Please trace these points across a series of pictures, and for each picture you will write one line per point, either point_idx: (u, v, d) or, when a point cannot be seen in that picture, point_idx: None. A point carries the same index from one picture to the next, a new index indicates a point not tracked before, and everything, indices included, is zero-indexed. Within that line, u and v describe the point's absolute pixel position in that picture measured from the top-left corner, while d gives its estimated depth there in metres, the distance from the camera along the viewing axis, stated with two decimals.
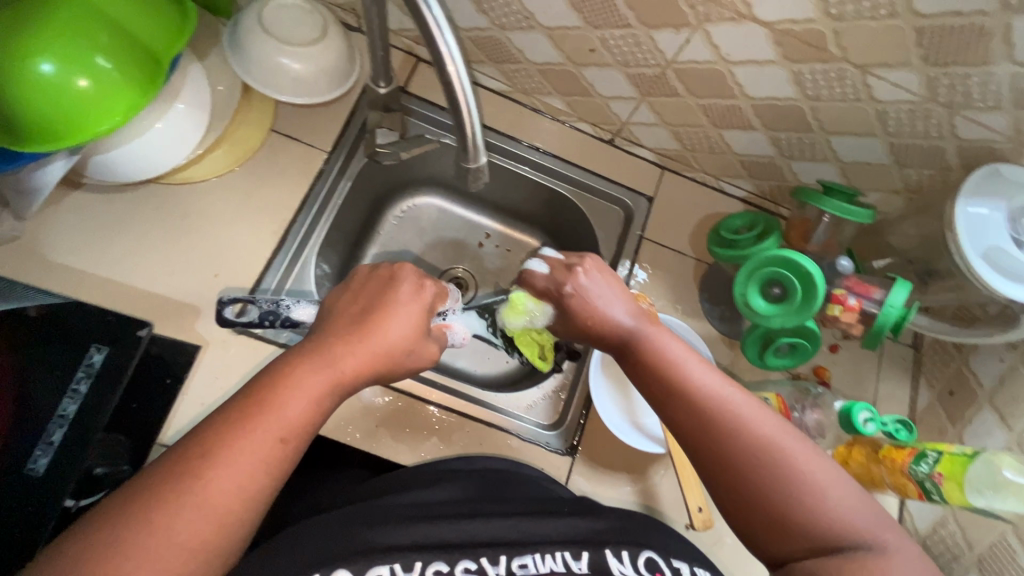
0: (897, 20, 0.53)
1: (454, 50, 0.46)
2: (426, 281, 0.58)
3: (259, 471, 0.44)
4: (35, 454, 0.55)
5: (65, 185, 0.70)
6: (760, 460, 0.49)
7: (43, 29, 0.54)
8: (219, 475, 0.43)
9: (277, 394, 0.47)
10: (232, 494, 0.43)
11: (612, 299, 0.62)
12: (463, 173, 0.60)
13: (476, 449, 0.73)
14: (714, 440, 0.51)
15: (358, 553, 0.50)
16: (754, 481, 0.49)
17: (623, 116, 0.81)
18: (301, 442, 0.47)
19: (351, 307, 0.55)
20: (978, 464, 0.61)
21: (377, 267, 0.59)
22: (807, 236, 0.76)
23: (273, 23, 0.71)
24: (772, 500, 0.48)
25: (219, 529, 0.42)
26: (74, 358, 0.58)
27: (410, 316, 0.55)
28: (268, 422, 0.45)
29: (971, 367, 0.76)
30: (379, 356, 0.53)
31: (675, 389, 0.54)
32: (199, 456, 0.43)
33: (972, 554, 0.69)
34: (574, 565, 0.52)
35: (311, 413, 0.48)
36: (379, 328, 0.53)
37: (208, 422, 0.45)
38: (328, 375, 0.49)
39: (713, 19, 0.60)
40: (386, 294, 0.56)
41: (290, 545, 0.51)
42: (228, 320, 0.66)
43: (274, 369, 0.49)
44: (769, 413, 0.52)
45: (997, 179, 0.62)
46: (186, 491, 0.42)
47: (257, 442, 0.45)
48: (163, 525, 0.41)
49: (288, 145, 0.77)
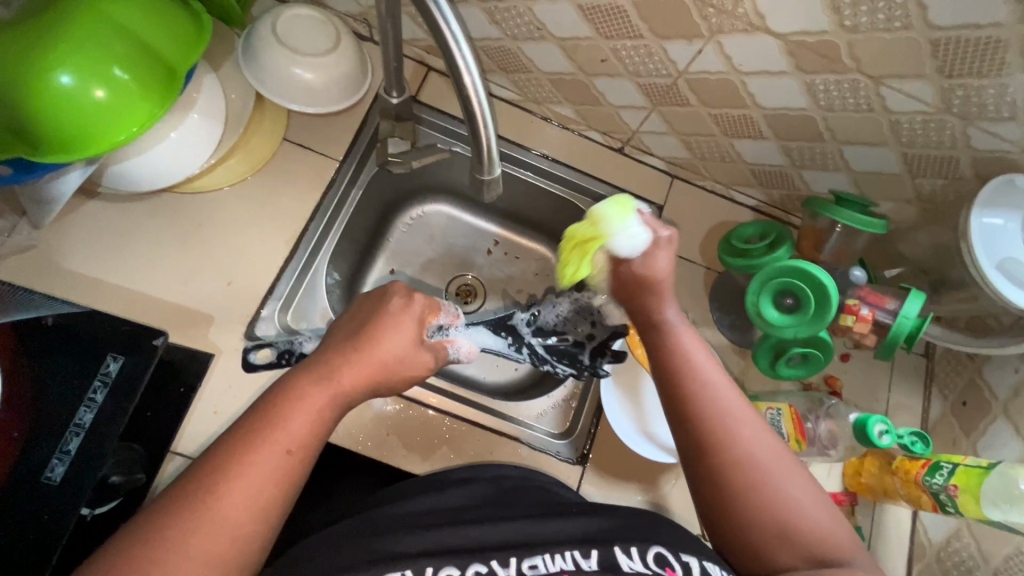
0: (911, 32, 0.53)
1: (469, 61, 0.46)
2: (415, 293, 0.58)
3: (268, 486, 0.44)
4: (52, 463, 0.55)
5: (81, 194, 0.71)
6: (747, 471, 0.50)
7: (62, 40, 0.55)
8: (229, 491, 0.42)
9: (281, 408, 0.47)
10: (243, 509, 0.43)
11: (664, 249, 0.60)
12: (477, 184, 0.60)
13: (486, 457, 0.73)
14: (707, 446, 0.52)
15: (370, 562, 0.50)
16: (741, 492, 0.50)
17: (634, 124, 0.81)
18: (308, 455, 0.47)
19: (350, 325, 0.56)
20: (994, 476, 0.61)
21: (371, 289, 0.59)
22: (820, 246, 0.76)
23: (288, 34, 0.72)
24: (756, 512, 0.49)
25: (234, 546, 0.42)
26: (91, 368, 0.59)
27: (405, 331, 0.56)
28: (274, 436, 0.45)
29: (985, 377, 0.75)
30: (377, 368, 0.53)
31: (677, 394, 0.55)
32: (211, 474, 0.43)
33: (987, 566, 0.68)
34: (584, 564, 0.51)
35: (315, 426, 0.48)
36: (376, 342, 0.54)
37: (220, 442, 0.45)
38: (329, 389, 0.50)
39: (726, 31, 0.60)
40: (380, 309, 0.56)
41: (306, 561, 0.51)
42: (253, 364, 0.68)
43: (279, 386, 0.49)
44: (761, 424, 0.53)
45: (1011, 189, 0.62)
46: (199, 509, 0.41)
47: (264, 456, 0.44)
48: (180, 542, 0.40)
49: (300, 154, 0.78)
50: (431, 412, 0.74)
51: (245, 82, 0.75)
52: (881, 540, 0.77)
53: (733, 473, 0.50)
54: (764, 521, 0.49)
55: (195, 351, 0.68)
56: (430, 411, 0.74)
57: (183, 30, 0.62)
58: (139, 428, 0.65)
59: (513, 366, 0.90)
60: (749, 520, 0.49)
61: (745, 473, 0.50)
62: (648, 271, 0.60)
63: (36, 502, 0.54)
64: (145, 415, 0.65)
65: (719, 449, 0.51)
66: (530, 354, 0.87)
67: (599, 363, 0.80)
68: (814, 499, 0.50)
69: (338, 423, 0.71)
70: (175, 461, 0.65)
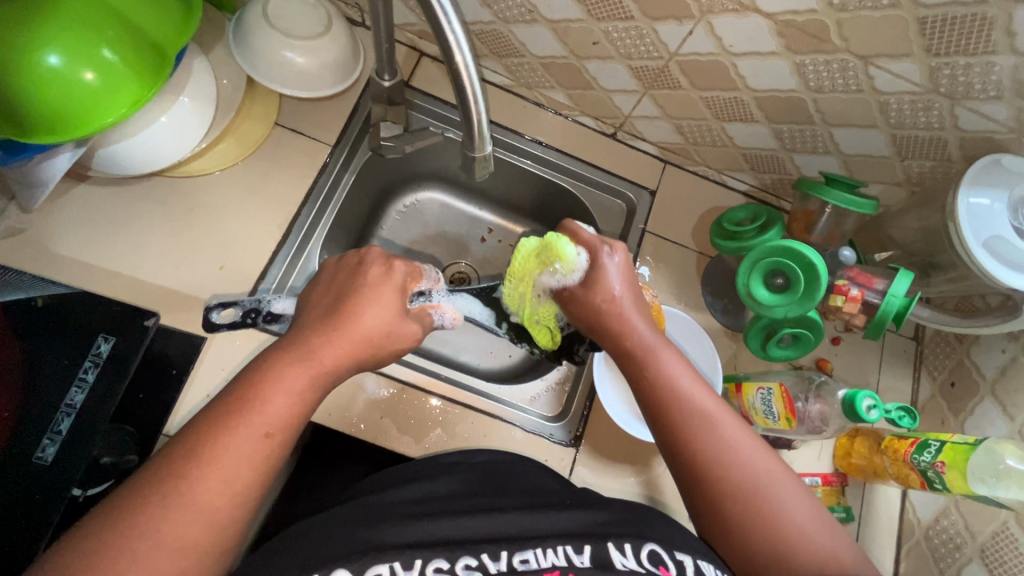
0: (898, 10, 0.53)
1: (461, 38, 0.46)
2: (394, 261, 0.59)
3: (246, 468, 0.45)
4: (44, 442, 0.55)
5: (70, 177, 0.70)
6: (736, 491, 0.53)
7: (49, 22, 0.54)
8: (205, 475, 0.43)
9: (256, 389, 0.47)
10: (220, 493, 0.44)
11: (613, 275, 0.63)
12: (469, 163, 0.61)
13: (479, 440, 0.73)
14: (698, 468, 0.55)
15: (356, 553, 0.48)
16: (731, 511, 0.53)
17: (626, 109, 0.81)
18: (286, 434, 0.48)
19: (325, 298, 0.56)
20: (980, 452, 0.62)
21: (344, 256, 0.59)
22: (810, 229, 0.77)
23: (277, 17, 0.71)
24: (749, 531, 0.52)
25: (210, 529, 0.43)
26: (82, 349, 0.59)
27: (384, 302, 0.56)
28: (251, 418, 0.46)
29: (973, 359, 0.76)
30: (357, 343, 0.53)
31: (662, 412, 0.57)
32: (185, 454, 0.44)
33: (975, 543, 0.69)
34: (577, 559, 0.50)
35: (293, 405, 0.48)
36: (355, 317, 0.54)
37: (193, 421, 0.46)
38: (308, 369, 0.50)
39: (716, 11, 0.61)
40: (357, 281, 0.56)
41: (291, 548, 0.50)
42: (214, 324, 0.67)
43: (255, 364, 0.50)
44: (749, 440, 0.56)
45: (998, 169, 0.63)
46: (173, 491, 0.42)
47: (242, 441, 0.45)
48: (151, 525, 0.41)
49: (292, 139, 0.78)
50: (434, 402, 0.74)
51: (237, 67, 0.74)
52: (869, 519, 0.78)
53: (717, 494, 0.54)
54: (759, 541, 0.52)
55: (188, 334, 0.68)
56: (434, 399, 0.74)
57: (171, 13, 0.62)
58: (130, 410, 0.65)
59: (507, 353, 0.90)
60: (744, 542, 0.52)
61: (735, 492, 0.53)
62: (612, 300, 0.62)
63: (27, 481, 0.53)
64: (138, 397, 0.65)
65: (710, 473, 0.54)
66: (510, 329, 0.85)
67: (579, 350, 0.80)
68: (804, 510, 0.53)
69: (332, 406, 0.71)
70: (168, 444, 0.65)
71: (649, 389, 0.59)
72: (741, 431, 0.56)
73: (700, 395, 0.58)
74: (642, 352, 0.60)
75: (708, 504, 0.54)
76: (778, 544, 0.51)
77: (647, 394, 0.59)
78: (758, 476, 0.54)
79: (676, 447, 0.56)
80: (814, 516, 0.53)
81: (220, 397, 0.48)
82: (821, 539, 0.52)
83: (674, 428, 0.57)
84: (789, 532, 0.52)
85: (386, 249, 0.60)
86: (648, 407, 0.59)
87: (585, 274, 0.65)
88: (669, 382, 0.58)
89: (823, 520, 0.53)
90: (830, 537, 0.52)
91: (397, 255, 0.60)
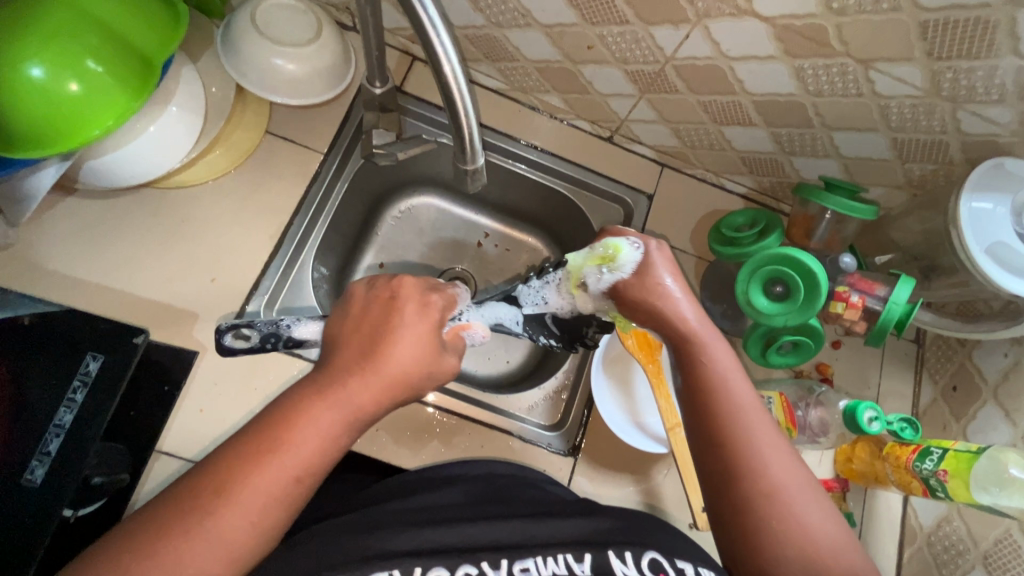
0: (899, 14, 0.52)
1: (449, 49, 0.45)
2: (431, 294, 0.56)
3: (272, 511, 0.44)
4: (32, 464, 0.54)
5: (58, 190, 0.69)
6: (767, 493, 0.51)
7: (32, 35, 0.53)
8: (230, 517, 0.43)
9: (289, 428, 0.46)
10: (243, 535, 0.43)
11: (661, 268, 0.63)
12: (462, 174, 0.60)
13: (476, 451, 0.73)
14: (723, 457, 0.53)
15: (357, 561, 0.48)
16: (749, 512, 0.51)
17: (622, 113, 0.80)
18: (315, 478, 0.47)
19: (357, 334, 0.52)
20: (983, 460, 0.61)
21: (375, 285, 0.56)
22: (809, 234, 0.77)
23: (265, 24, 0.69)
24: (774, 535, 0.50)
25: (231, 565, 0.43)
26: (71, 368, 0.57)
27: (420, 336, 0.53)
28: (284, 460, 0.45)
29: (975, 362, 0.75)
30: (396, 384, 0.50)
31: (701, 403, 0.56)
32: (211, 492, 0.43)
33: (977, 550, 0.68)
34: (576, 568, 0.50)
35: (326, 448, 0.47)
36: (390, 353, 0.51)
37: (218, 455, 0.45)
38: (345, 411, 0.48)
39: (713, 15, 0.59)
40: (391, 317, 0.53)
41: (292, 556, 0.49)
42: (229, 347, 0.64)
43: (285, 400, 0.48)
44: (781, 445, 0.54)
45: (1001, 173, 0.61)
46: (192, 525, 0.42)
47: (268, 483, 0.44)
48: (171, 557, 0.41)
49: (284, 147, 0.77)
50: (430, 410, 0.73)
51: (226, 75, 0.73)
52: (870, 524, 0.77)
53: (747, 492, 0.51)
54: (771, 548, 0.50)
55: (181, 349, 0.67)
56: (427, 406, 0.73)
57: (158, 23, 0.60)
58: (121, 427, 0.64)
59: (504, 360, 0.89)
60: (763, 545, 0.50)
61: (760, 494, 0.51)
62: (663, 289, 0.62)
63: (15, 504, 0.52)
64: (129, 414, 0.65)
65: (743, 468, 0.52)
66: (527, 324, 0.80)
67: (588, 334, 0.77)
68: (825, 529, 0.50)
69: None
70: (161, 461, 0.64)
71: (696, 377, 0.57)
72: (776, 433, 0.55)
73: (738, 390, 0.56)
74: (688, 336, 0.59)
75: (727, 502, 0.53)
76: (790, 553, 0.49)
77: (691, 383, 0.57)
78: (785, 483, 0.52)
79: (713, 437, 0.54)
80: (841, 533, 0.51)
81: (245, 430, 0.47)
82: (835, 561, 0.49)
83: (714, 420, 0.55)
84: (811, 543, 0.49)
85: (420, 280, 0.57)
86: (687, 392, 0.57)
87: (640, 268, 0.64)
88: (718, 375, 0.56)
89: (848, 538, 0.51)
90: (851, 554, 0.50)
91: (434, 288, 0.57)
